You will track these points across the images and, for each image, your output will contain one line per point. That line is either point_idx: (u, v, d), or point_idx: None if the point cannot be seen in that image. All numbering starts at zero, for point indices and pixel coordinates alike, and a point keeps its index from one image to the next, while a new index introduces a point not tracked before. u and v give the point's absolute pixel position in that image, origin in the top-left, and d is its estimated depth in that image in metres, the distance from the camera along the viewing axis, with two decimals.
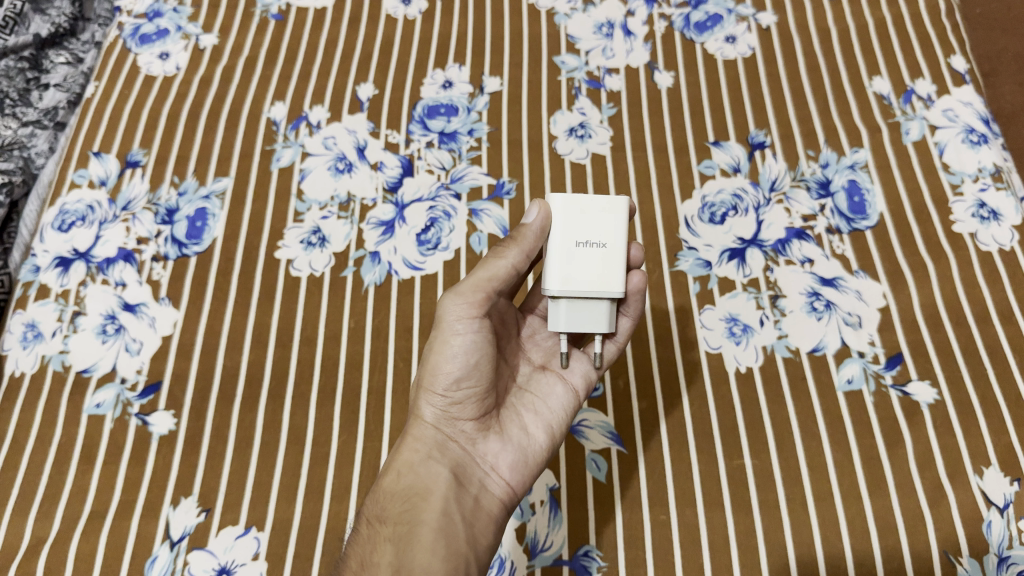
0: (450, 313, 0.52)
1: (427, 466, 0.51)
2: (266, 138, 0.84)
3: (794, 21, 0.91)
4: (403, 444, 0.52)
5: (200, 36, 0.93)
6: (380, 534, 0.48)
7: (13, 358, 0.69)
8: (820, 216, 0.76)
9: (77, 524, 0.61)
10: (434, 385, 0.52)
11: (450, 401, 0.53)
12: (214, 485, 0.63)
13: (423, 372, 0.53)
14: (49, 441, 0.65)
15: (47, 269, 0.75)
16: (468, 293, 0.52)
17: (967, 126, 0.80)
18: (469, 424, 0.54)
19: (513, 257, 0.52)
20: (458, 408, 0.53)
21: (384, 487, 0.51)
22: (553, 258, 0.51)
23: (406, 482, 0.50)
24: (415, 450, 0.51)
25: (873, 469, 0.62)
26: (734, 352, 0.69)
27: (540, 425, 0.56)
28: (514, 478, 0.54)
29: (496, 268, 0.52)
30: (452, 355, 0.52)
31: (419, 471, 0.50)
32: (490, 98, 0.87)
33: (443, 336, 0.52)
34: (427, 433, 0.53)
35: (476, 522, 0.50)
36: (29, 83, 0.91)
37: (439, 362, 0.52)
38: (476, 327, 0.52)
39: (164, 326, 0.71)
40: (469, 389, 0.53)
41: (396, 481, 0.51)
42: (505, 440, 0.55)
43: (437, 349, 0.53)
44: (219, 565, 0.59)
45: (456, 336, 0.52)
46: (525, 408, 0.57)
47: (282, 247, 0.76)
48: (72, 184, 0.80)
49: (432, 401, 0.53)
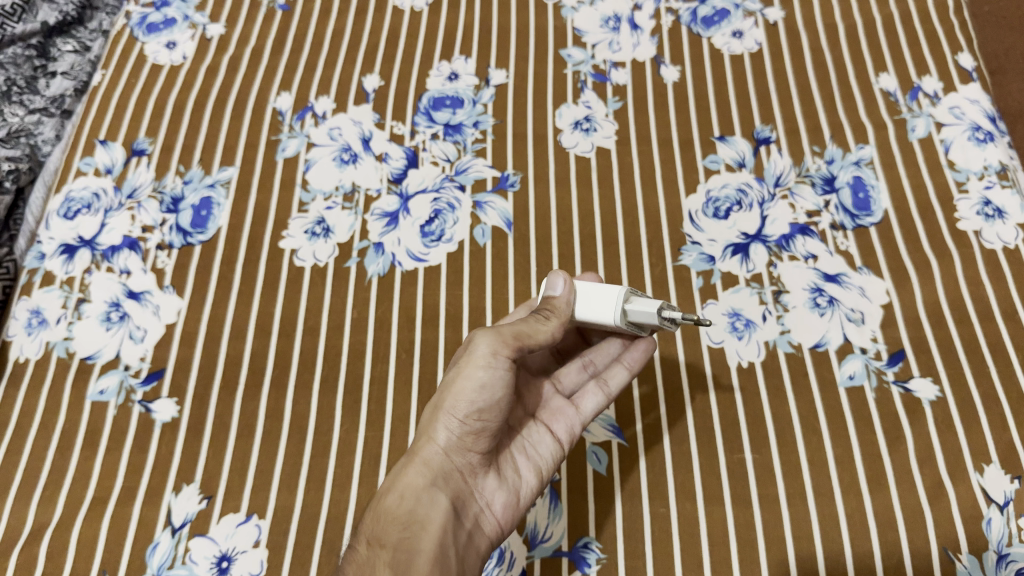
0: (485, 348, 0.51)
1: (431, 494, 0.50)
2: (272, 127, 0.84)
3: (801, 16, 0.91)
4: (410, 465, 0.51)
5: (207, 25, 0.93)
6: (379, 558, 0.48)
7: (17, 344, 0.70)
8: (825, 212, 0.76)
9: (80, 510, 0.62)
10: (452, 413, 0.51)
11: (465, 432, 0.52)
12: (216, 472, 0.63)
13: (444, 395, 0.52)
14: (52, 427, 0.66)
15: (52, 256, 0.75)
16: (512, 338, 0.52)
17: (974, 124, 0.80)
18: (475, 458, 0.54)
19: (554, 329, 0.53)
20: (472, 440, 0.53)
21: (383, 505, 0.50)
22: (603, 288, 0.54)
23: (407, 506, 0.50)
24: (421, 474, 0.51)
25: (874, 465, 0.62)
26: (737, 346, 0.69)
27: (531, 467, 0.57)
28: (504, 519, 0.55)
29: (543, 328, 0.53)
30: (478, 390, 0.51)
31: (421, 498, 0.50)
32: (495, 90, 0.87)
33: (472, 368, 0.51)
34: (438, 458, 0.52)
35: (466, 554, 0.51)
36: (36, 70, 0.91)
37: (466, 391, 0.51)
38: (504, 368, 0.51)
39: (168, 313, 0.71)
40: (488, 422, 0.52)
41: (399, 504, 0.50)
42: (501, 479, 0.56)
43: (463, 377, 0.51)
44: (220, 552, 0.59)
45: (485, 371, 0.51)
46: (518, 451, 0.58)
47: (286, 236, 0.76)
48: (78, 172, 0.81)
49: (449, 425, 0.52)
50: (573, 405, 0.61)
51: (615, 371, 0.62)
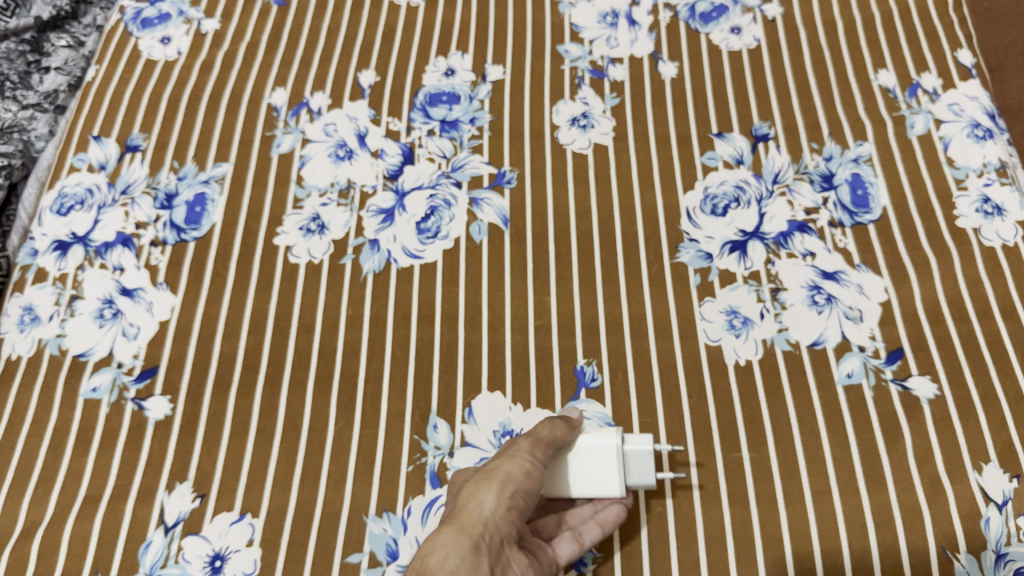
0: (527, 447, 0.55)
1: (476, 558, 0.47)
2: (267, 123, 0.84)
3: (800, 12, 0.91)
4: (454, 528, 0.48)
5: (202, 20, 0.93)
6: None
7: (9, 341, 0.69)
8: (823, 209, 0.75)
9: (72, 508, 0.61)
10: (502, 484, 0.51)
11: (505, 509, 0.51)
12: (209, 470, 0.63)
13: (485, 476, 0.52)
14: (45, 424, 0.65)
15: (45, 253, 0.74)
16: (545, 439, 0.56)
17: (974, 120, 0.79)
18: (506, 544, 0.51)
19: (568, 432, 0.58)
20: (507, 520, 0.51)
21: (426, 562, 0.46)
22: None
23: (454, 561, 0.46)
24: (465, 535, 0.48)
25: (872, 463, 0.61)
26: (734, 344, 0.68)
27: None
28: None
29: (559, 428, 0.58)
30: (523, 473, 0.53)
31: (465, 555, 0.46)
32: (492, 87, 0.86)
33: (515, 458, 0.54)
34: (481, 524, 0.49)
35: None
36: (29, 66, 0.91)
37: (508, 470, 0.53)
38: (541, 465, 0.55)
39: (162, 311, 0.71)
40: (522, 505, 0.52)
41: (443, 563, 0.46)
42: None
43: (508, 464, 0.53)
44: (213, 551, 0.59)
45: (529, 463, 0.54)
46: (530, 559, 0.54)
47: (281, 233, 0.76)
48: (72, 167, 0.80)
49: (492, 496, 0.51)
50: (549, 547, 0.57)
51: (588, 526, 0.58)
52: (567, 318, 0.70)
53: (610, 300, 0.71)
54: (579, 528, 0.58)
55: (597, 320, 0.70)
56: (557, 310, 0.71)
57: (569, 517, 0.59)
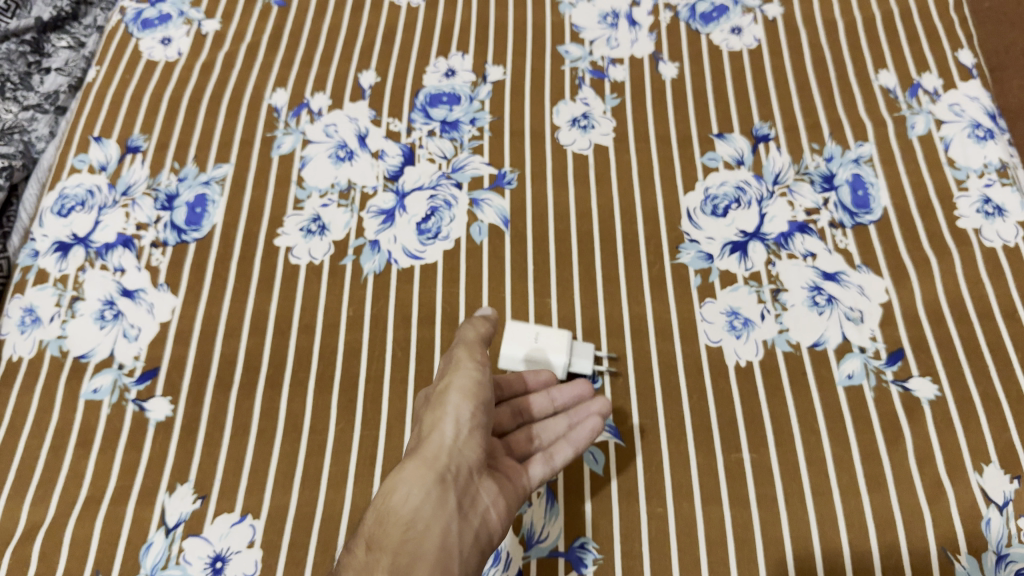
0: (466, 355, 0.57)
1: (436, 493, 0.51)
2: (267, 124, 0.84)
3: (800, 13, 0.91)
4: (412, 464, 0.52)
5: (203, 21, 0.93)
6: (379, 562, 0.47)
7: (11, 342, 0.69)
8: (823, 210, 0.75)
9: (73, 510, 0.61)
10: (456, 407, 0.54)
11: (465, 433, 0.54)
12: (210, 471, 0.63)
13: (439, 395, 0.55)
14: (46, 426, 0.65)
15: (46, 254, 0.75)
16: (476, 345, 0.58)
17: (974, 121, 0.80)
18: (471, 467, 0.54)
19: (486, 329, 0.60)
20: (467, 444, 0.54)
21: (387, 506, 0.50)
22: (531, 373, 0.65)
23: (413, 503, 0.50)
24: (424, 470, 0.51)
25: (872, 464, 0.61)
26: (735, 345, 0.68)
27: (514, 488, 0.58)
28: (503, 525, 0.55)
29: (479, 326, 0.60)
30: (473, 385, 0.55)
31: (424, 494, 0.51)
32: (493, 87, 0.86)
33: (461, 370, 0.56)
34: (442, 454, 0.53)
35: (471, 557, 0.51)
36: (30, 66, 0.91)
37: (457, 387, 0.55)
38: (486, 373, 0.57)
39: (163, 312, 0.71)
40: (479, 425, 0.55)
41: (405, 501, 0.50)
42: (496, 489, 0.56)
43: (456, 380, 0.55)
44: (215, 552, 0.59)
45: (476, 373, 0.56)
46: (501, 473, 0.58)
47: (281, 234, 0.76)
48: (72, 169, 0.80)
49: (450, 423, 0.54)
50: (520, 467, 0.60)
51: (564, 443, 0.61)
52: (567, 319, 0.70)
53: (611, 301, 0.71)
54: (556, 445, 0.61)
55: (598, 321, 0.70)
56: (558, 310, 0.71)
57: (542, 433, 0.63)
